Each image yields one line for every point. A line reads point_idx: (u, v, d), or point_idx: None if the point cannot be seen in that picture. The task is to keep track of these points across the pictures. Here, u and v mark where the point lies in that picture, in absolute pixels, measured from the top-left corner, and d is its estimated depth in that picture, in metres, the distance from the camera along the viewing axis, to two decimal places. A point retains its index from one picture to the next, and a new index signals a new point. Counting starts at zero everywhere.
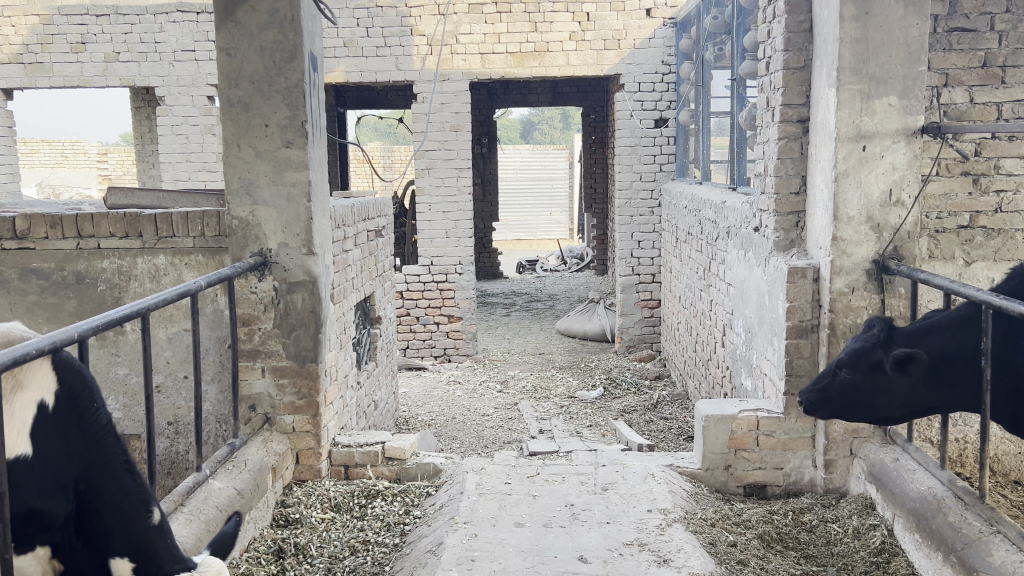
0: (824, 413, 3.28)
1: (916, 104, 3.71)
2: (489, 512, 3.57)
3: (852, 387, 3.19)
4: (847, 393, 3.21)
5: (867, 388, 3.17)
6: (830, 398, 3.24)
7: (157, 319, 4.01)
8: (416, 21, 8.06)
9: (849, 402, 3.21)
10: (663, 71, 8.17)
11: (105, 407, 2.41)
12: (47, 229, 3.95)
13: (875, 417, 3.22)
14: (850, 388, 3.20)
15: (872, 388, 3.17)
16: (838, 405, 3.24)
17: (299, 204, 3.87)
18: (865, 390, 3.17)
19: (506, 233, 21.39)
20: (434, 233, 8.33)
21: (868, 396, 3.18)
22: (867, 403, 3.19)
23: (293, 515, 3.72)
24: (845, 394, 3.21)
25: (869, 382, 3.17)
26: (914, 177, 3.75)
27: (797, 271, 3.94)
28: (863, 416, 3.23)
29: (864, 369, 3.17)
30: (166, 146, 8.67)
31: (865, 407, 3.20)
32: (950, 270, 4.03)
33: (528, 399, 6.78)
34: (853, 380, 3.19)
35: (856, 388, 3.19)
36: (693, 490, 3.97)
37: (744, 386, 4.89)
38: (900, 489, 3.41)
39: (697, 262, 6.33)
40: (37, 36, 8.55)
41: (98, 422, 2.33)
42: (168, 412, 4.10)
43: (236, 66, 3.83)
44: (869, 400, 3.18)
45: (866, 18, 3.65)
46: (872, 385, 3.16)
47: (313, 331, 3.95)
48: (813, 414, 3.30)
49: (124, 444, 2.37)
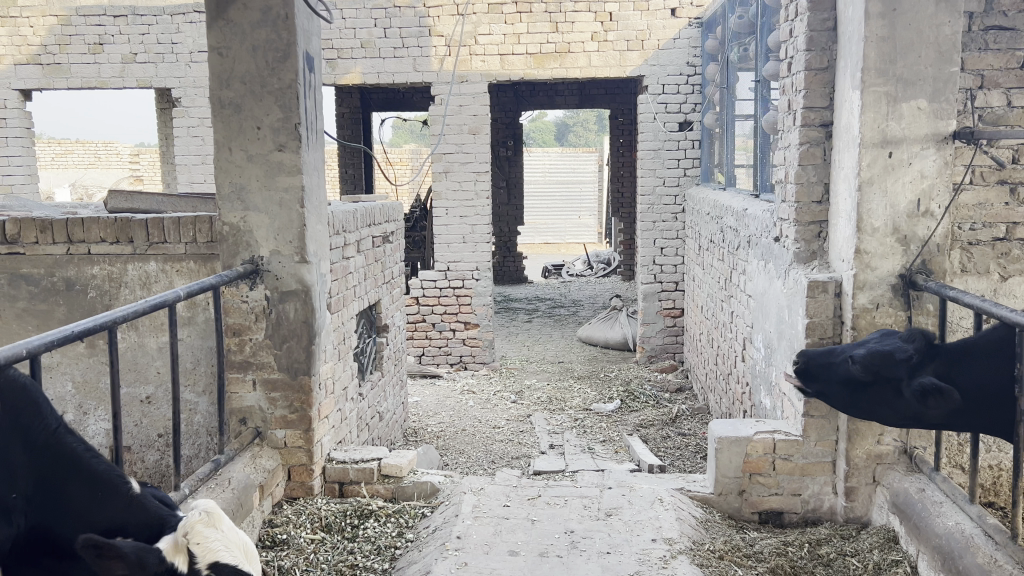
0: (820, 387, 3.01)
1: (949, 108, 3.45)
2: (483, 538, 3.37)
3: (858, 381, 2.90)
4: (849, 384, 2.93)
5: (873, 391, 2.89)
6: (829, 379, 2.97)
7: (147, 326, 3.88)
8: (434, 21, 7.91)
9: (849, 393, 2.95)
10: (688, 73, 7.91)
11: (50, 410, 2.22)
12: (37, 233, 3.82)
13: (874, 415, 2.97)
14: (855, 382, 2.91)
15: (877, 392, 2.88)
16: (835, 389, 2.98)
17: (293, 210, 3.71)
18: (869, 391, 2.90)
19: (533, 237, 20.83)
20: (451, 238, 8.17)
21: (871, 396, 2.90)
22: (867, 404, 2.93)
23: (279, 535, 3.55)
24: (848, 385, 2.93)
25: (876, 386, 2.88)
26: (944, 186, 3.48)
27: (817, 285, 3.69)
28: (858, 410, 2.98)
29: (878, 373, 2.85)
30: (183, 148, 8.63)
31: (864, 405, 2.94)
32: (985, 286, 3.75)
33: (542, 410, 6.58)
34: (862, 377, 2.88)
35: (860, 384, 2.91)
36: (703, 517, 3.73)
37: (763, 405, 4.64)
38: (925, 524, 3.15)
39: (718, 271, 6.07)
40: (55, 37, 8.55)
41: (48, 429, 2.17)
42: (159, 424, 3.97)
43: (227, 66, 3.68)
44: (871, 401, 2.92)
45: (894, 15, 3.40)
46: (879, 390, 2.88)
47: (305, 343, 3.79)
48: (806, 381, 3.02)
49: (85, 440, 2.24)
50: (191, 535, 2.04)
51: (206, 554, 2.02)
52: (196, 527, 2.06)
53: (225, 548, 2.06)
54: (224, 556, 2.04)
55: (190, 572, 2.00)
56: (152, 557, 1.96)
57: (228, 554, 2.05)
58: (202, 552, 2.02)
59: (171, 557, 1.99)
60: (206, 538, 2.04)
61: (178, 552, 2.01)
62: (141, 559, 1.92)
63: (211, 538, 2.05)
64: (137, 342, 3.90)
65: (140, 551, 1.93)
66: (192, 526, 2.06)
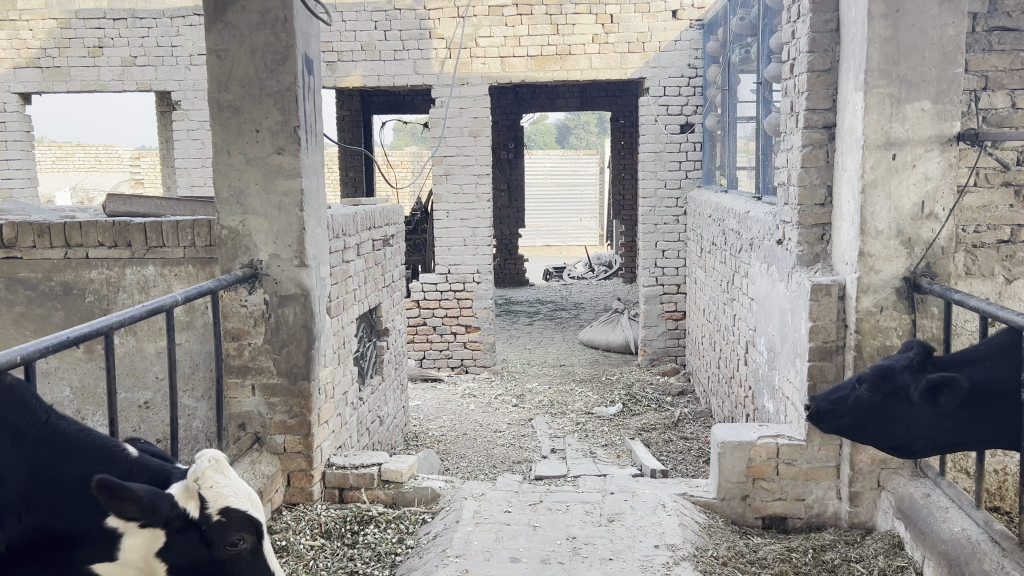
0: (835, 426, 3.04)
1: (952, 109, 3.42)
2: (484, 544, 3.34)
3: (867, 404, 2.94)
4: (858, 411, 2.96)
5: (883, 411, 2.92)
6: (840, 413, 3.02)
7: (145, 332, 3.86)
8: (435, 24, 7.89)
9: (862, 420, 2.96)
10: (689, 75, 7.89)
11: (36, 398, 2.19)
12: (34, 237, 3.80)
13: (890, 441, 2.97)
14: (864, 407, 2.95)
15: (888, 412, 2.91)
16: (848, 420, 3.00)
17: (291, 213, 3.68)
18: (880, 411, 2.92)
19: (534, 239, 21.25)
20: (451, 241, 8.14)
21: (883, 417, 2.92)
22: (880, 427, 2.94)
23: (279, 542, 3.52)
24: (858, 412, 2.96)
25: (885, 405, 2.91)
26: (948, 189, 3.45)
27: (820, 289, 3.66)
28: (875, 439, 2.98)
29: (885, 389, 2.90)
30: (183, 151, 8.63)
31: (878, 430, 2.95)
32: (989, 288, 3.73)
33: (543, 414, 6.54)
34: (870, 399, 2.92)
35: (871, 408, 2.93)
36: (706, 522, 3.70)
37: (766, 409, 4.60)
38: (931, 530, 3.11)
39: (721, 274, 6.03)
40: (54, 41, 8.54)
41: (35, 422, 2.14)
42: (158, 429, 3.94)
43: (226, 69, 3.66)
44: (883, 423, 2.93)
45: (897, 16, 3.37)
46: (888, 408, 2.91)
47: (304, 347, 3.76)
48: (821, 422, 3.08)
49: (75, 420, 2.25)
50: (201, 482, 2.15)
51: (216, 500, 2.15)
52: (206, 473, 2.16)
53: (233, 493, 2.18)
54: (233, 502, 2.17)
55: (201, 516, 2.15)
56: (164, 503, 2.10)
57: (237, 499, 2.18)
58: (212, 499, 2.15)
59: (183, 504, 2.13)
60: (215, 486, 2.16)
61: (189, 498, 2.14)
62: (153, 505, 2.06)
63: (220, 485, 2.17)
64: (135, 347, 3.87)
65: (153, 497, 2.06)
66: (202, 472, 2.16)
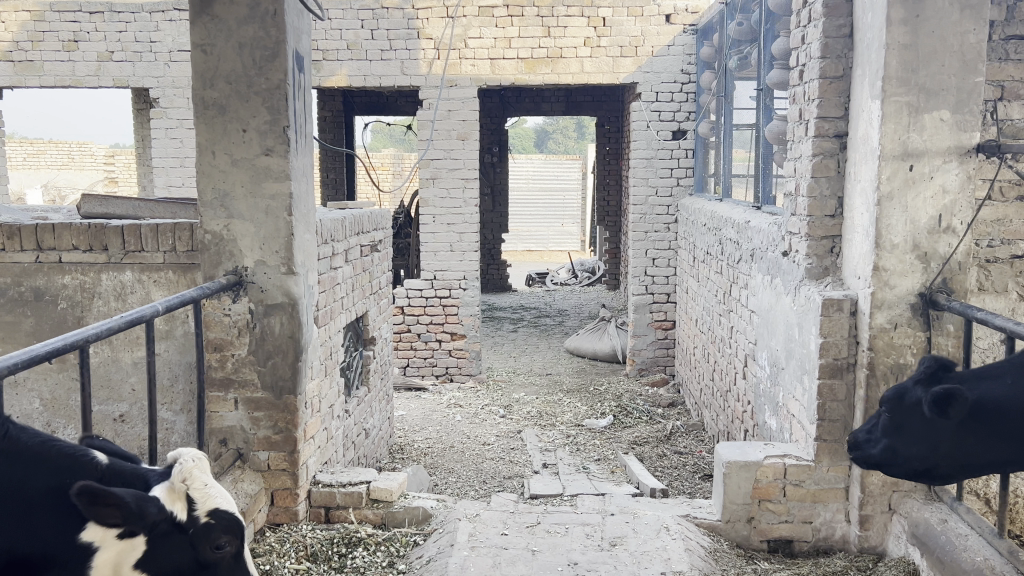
0: (867, 458, 2.89)
1: (972, 119, 3.30)
2: (482, 571, 3.15)
3: (891, 429, 2.81)
4: (884, 435, 2.83)
5: (906, 433, 2.77)
6: (872, 442, 2.87)
7: (122, 340, 3.64)
8: (423, 24, 7.70)
9: (889, 447, 2.82)
10: (682, 81, 7.78)
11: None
12: (4, 239, 3.56)
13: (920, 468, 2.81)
14: (889, 431, 2.81)
15: (911, 435, 2.76)
16: (878, 450, 2.85)
17: (279, 218, 3.48)
18: (902, 435, 2.78)
19: (515, 243, 21.14)
20: (438, 246, 7.95)
21: (907, 441, 2.77)
22: (905, 452, 2.78)
23: (263, 566, 3.30)
24: (886, 437, 2.82)
25: (906, 427, 2.77)
26: (966, 202, 3.32)
27: (832, 303, 3.52)
28: (905, 466, 2.81)
29: (905, 410, 2.77)
30: (160, 151, 8.37)
31: (905, 456, 2.78)
32: (1003, 304, 3.61)
33: (532, 426, 6.36)
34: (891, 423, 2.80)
35: (896, 431, 2.80)
36: (711, 547, 3.55)
37: (768, 426, 4.47)
38: (951, 558, 2.97)
39: (717, 284, 5.89)
40: (28, 34, 8.23)
41: None
42: (133, 443, 3.71)
43: (211, 64, 3.45)
44: (907, 447, 2.77)
45: (916, 22, 3.24)
46: (908, 430, 2.76)
47: (291, 359, 3.56)
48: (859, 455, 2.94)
49: (37, 431, 2.05)
50: (189, 482, 2.05)
51: (205, 501, 2.06)
52: (193, 473, 2.06)
53: (219, 494, 2.11)
54: (220, 503, 2.09)
55: (189, 519, 2.04)
56: (152, 507, 1.98)
57: (223, 501, 2.11)
58: (201, 499, 2.06)
59: (171, 506, 2.01)
60: (204, 486, 2.07)
61: (176, 499, 2.03)
62: (140, 509, 1.95)
63: (207, 486, 2.09)
64: (111, 357, 3.65)
65: (140, 500, 1.95)
66: (189, 472, 2.06)
